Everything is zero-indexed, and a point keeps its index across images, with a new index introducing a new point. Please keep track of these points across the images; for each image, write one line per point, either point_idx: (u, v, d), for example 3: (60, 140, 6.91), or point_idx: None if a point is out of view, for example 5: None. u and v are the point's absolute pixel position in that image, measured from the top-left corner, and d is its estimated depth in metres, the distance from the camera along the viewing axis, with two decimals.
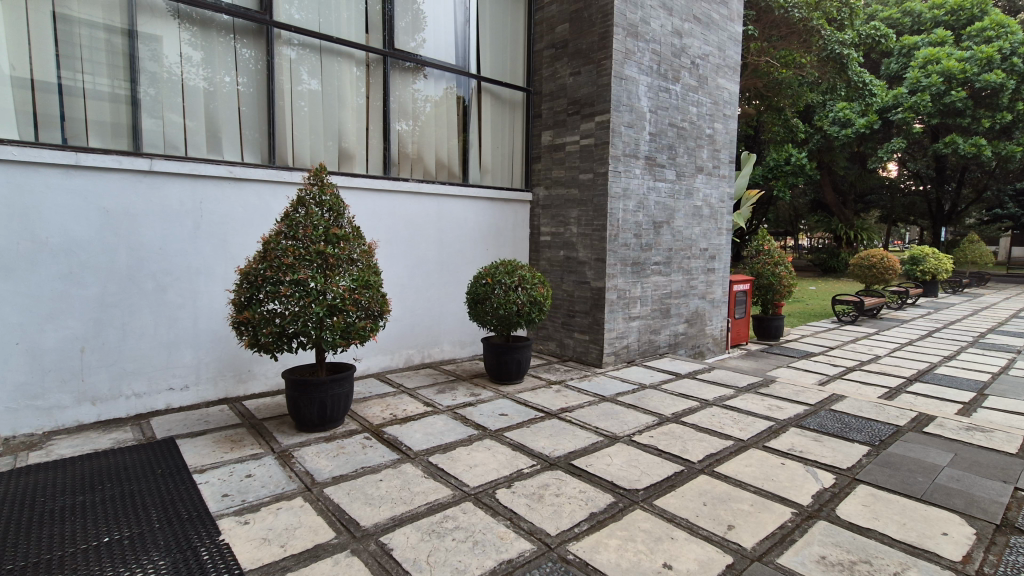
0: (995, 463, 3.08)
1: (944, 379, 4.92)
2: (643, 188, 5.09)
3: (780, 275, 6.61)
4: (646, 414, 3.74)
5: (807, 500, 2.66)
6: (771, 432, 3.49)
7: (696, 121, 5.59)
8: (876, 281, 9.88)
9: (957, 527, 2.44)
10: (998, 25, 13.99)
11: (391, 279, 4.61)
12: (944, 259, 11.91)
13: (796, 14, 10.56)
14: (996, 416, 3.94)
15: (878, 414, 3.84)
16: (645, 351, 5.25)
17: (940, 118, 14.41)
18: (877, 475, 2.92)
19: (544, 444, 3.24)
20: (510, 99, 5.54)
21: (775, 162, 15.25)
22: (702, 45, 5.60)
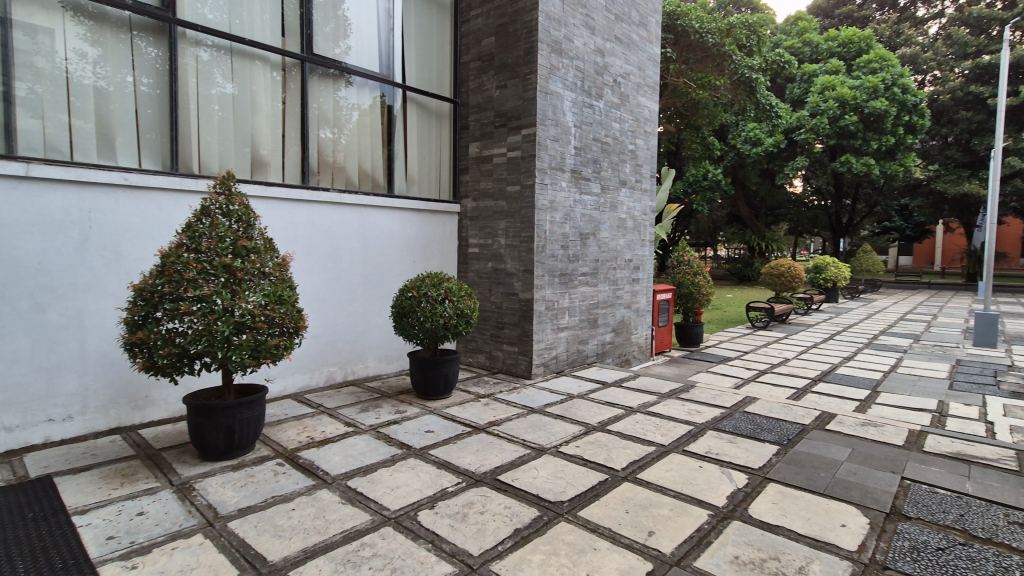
0: (886, 455, 3.35)
1: (843, 378, 5.33)
2: (570, 200, 5.18)
3: (699, 284, 6.95)
4: (573, 425, 3.77)
5: (722, 502, 2.76)
6: (690, 436, 3.61)
7: (618, 136, 5.78)
8: (785, 289, 10.64)
9: (854, 518, 2.61)
10: (881, 59, 15.62)
11: (310, 293, 4.39)
12: (843, 268, 13.03)
13: (711, 39, 11.21)
14: (887, 411, 4.31)
15: (786, 415, 4.08)
16: (573, 360, 5.31)
17: (837, 139, 15.84)
18: (785, 472, 3.09)
19: (469, 460, 3.16)
20: (436, 109, 5.50)
21: (694, 178, 16.11)
22: (623, 64, 5.81)
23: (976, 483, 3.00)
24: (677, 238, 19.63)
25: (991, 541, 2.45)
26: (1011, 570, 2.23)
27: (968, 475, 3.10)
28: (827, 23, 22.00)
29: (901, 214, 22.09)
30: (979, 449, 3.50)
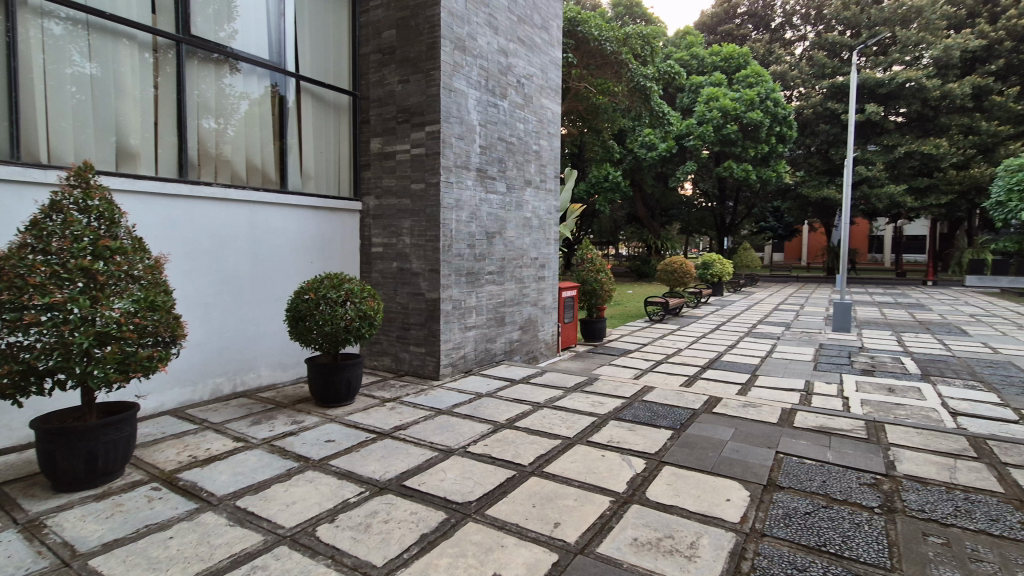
0: (763, 433, 3.70)
1: (728, 365, 5.82)
2: (476, 199, 5.17)
3: (601, 281, 7.25)
4: (481, 423, 3.76)
5: (623, 488, 2.89)
6: (593, 427, 3.75)
7: (523, 137, 5.86)
8: (678, 284, 11.42)
9: (737, 492, 2.85)
10: (757, 75, 17.27)
11: (191, 298, 3.99)
12: (728, 264, 14.22)
13: (608, 47, 11.70)
14: (765, 393, 4.78)
15: (679, 401, 4.37)
16: (482, 359, 5.32)
17: (721, 146, 17.29)
18: (679, 455, 3.30)
19: (373, 468, 3.04)
20: (334, 102, 5.24)
21: (596, 179, 16.82)
22: (526, 66, 5.90)
23: (836, 451, 3.40)
24: (581, 237, 20.39)
25: (847, 501, 2.78)
26: (862, 525, 2.55)
27: (830, 445, 3.51)
28: (711, 39, 23.90)
29: (775, 215, 24.64)
30: (837, 421, 3.98)
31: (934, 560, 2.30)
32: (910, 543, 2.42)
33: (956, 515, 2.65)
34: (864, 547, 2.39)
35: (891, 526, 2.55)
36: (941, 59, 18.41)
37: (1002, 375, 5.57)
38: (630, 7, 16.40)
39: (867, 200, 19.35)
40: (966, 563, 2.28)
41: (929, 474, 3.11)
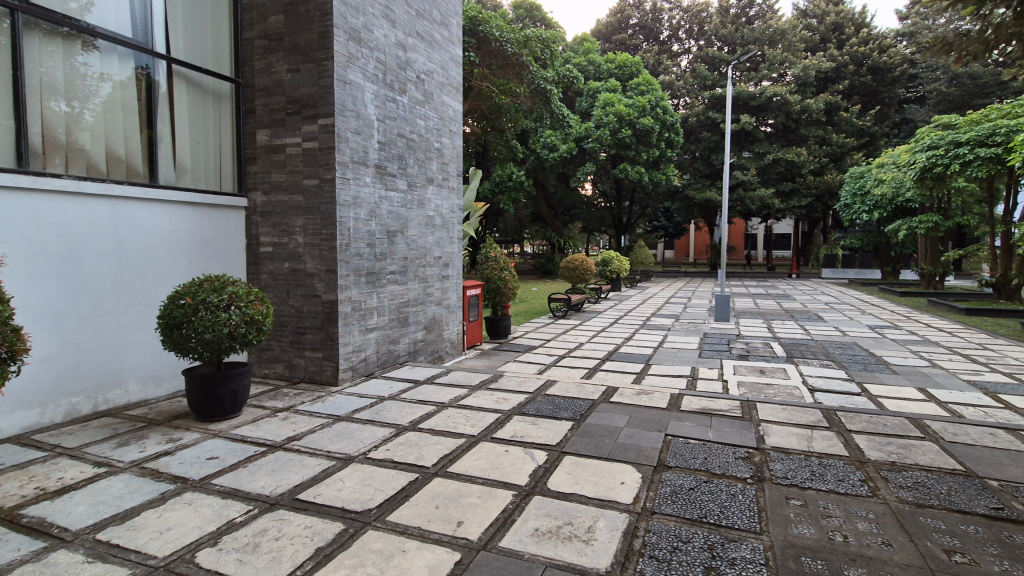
0: (654, 417, 3.96)
1: (625, 356, 6.16)
2: (374, 196, 5.01)
3: (505, 279, 7.34)
4: (382, 428, 3.66)
5: (525, 481, 2.94)
6: (497, 424, 3.79)
7: (423, 134, 5.77)
8: (579, 281, 11.88)
9: (631, 475, 3.03)
10: (648, 83, 18.43)
11: (36, 307, 3.46)
12: (625, 261, 15.04)
13: (508, 48, 11.88)
14: (657, 380, 5.12)
15: (580, 393, 4.55)
16: (384, 362, 5.17)
17: (617, 149, 18.23)
18: (578, 445, 3.44)
19: (263, 483, 2.84)
20: (212, 89, 4.82)
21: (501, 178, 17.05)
22: (426, 62, 5.82)
23: (716, 430, 3.73)
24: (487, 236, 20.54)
25: (725, 474, 3.06)
26: (737, 495, 2.82)
27: (711, 425, 3.84)
28: (606, 47, 25.09)
29: (666, 215, 26.48)
30: (718, 403, 4.36)
31: (794, 520, 2.60)
32: (776, 507, 2.72)
33: (812, 479, 3.02)
34: (738, 515, 2.64)
35: (760, 494, 2.85)
36: (801, 77, 20.82)
37: (849, 354, 6.43)
38: (530, 10, 16.77)
39: (743, 202, 21.42)
40: (819, 520, 2.60)
41: (791, 444, 3.51)
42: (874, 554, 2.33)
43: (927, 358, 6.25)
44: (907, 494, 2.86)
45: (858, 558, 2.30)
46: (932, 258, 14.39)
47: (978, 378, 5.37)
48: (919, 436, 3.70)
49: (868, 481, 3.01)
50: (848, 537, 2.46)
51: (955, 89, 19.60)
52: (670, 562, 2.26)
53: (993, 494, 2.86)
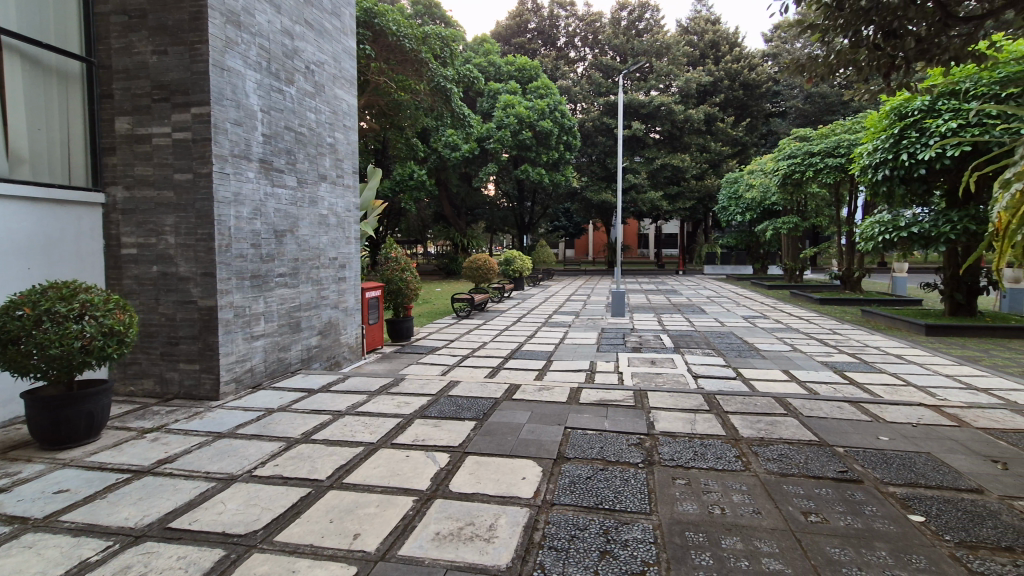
0: (554, 412, 4.08)
1: (528, 354, 6.27)
2: (259, 193, 4.65)
3: (407, 280, 7.17)
4: (271, 442, 3.41)
5: (426, 485, 2.89)
6: (397, 429, 3.68)
7: (314, 128, 5.46)
8: (482, 280, 11.95)
9: (531, 470, 3.09)
10: (546, 87, 19.00)
11: None
12: (527, 260, 15.36)
13: (405, 44, 11.70)
14: (557, 376, 5.28)
15: (483, 392, 4.57)
16: (273, 371, 4.82)
17: (519, 150, 18.57)
18: (480, 444, 3.44)
19: (126, 515, 2.52)
20: (54, 68, 4.15)
21: (401, 177, 17.03)
22: (315, 52, 5.51)
23: (611, 420, 3.91)
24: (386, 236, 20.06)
25: (619, 461, 3.22)
26: (630, 479, 2.99)
27: (607, 415, 4.03)
28: (506, 49, 25.47)
29: (567, 216, 27.48)
30: (613, 394, 4.59)
31: (679, 498, 2.80)
32: (664, 488, 2.91)
33: (695, 458, 3.27)
34: (631, 498, 2.79)
35: (650, 477, 3.04)
36: (684, 89, 22.60)
37: (727, 343, 7.08)
38: (428, 7, 16.58)
39: (636, 203, 22.84)
40: (700, 496, 2.83)
41: (677, 428, 3.78)
42: (746, 522, 2.58)
43: (790, 343, 7.06)
44: (773, 465, 3.20)
45: (733, 528, 2.53)
46: (793, 255, 16.28)
47: (830, 359, 6.15)
48: (783, 413, 4.15)
49: (742, 457, 3.32)
50: (725, 510, 2.69)
51: (809, 106, 22.39)
52: (568, 551, 2.33)
53: (839, 459, 3.29)
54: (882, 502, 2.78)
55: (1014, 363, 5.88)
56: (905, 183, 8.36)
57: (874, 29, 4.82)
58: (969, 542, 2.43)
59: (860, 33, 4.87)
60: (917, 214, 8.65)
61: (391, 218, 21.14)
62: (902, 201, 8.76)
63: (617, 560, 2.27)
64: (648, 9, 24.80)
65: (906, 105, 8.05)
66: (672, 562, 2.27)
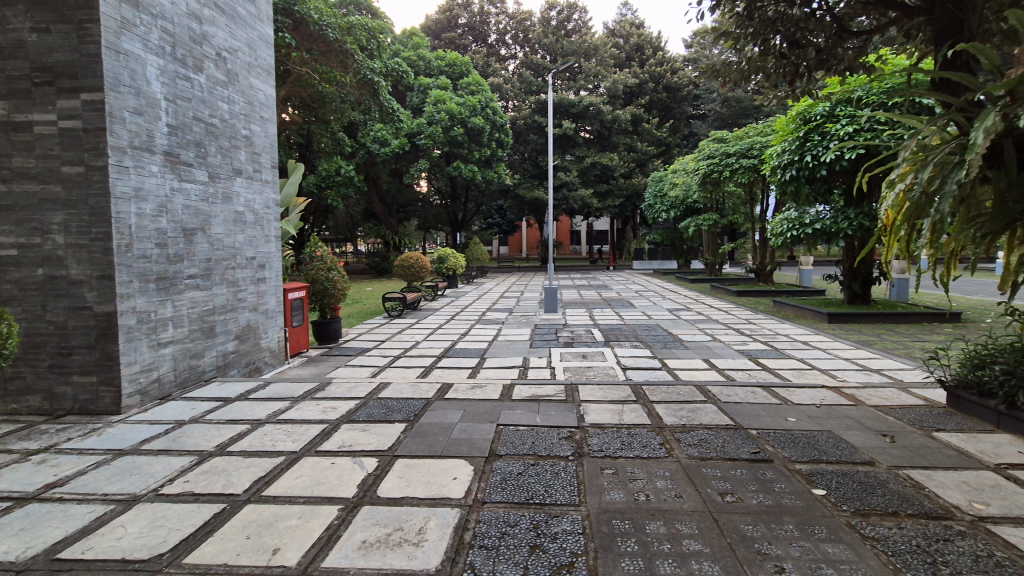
0: (486, 409, 4.07)
1: (461, 352, 6.24)
2: (165, 188, 4.29)
3: (333, 279, 6.90)
4: (182, 456, 3.17)
5: (353, 492, 2.79)
6: (322, 435, 3.53)
7: (227, 119, 5.11)
8: (415, 279, 11.73)
9: (463, 469, 3.06)
10: (477, 84, 18.94)
11: None
12: (461, 258, 15.26)
13: (329, 33, 11.24)
14: (491, 373, 5.28)
15: (414, 393, 4.48)
16: (184, 380, 4.48)
17: (450, 146, 18.41)
18: (411, 446, 3.37)
19: (4, 549, 2.24)
20: None
21: (327, 173, 16.45)
22: (227, 38, 5.15)
23: (542, 415, 3.96)
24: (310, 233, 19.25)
25: (550, 455, 3.27)
26: (560, 473, 3.03)
27: (538, 410, 4.08)
28: (435, 43, 25.10)
29: (500, 213, 27.59)
30: (545, 389, 4.65)
31: (607, 487, 2.88)
32: (592, 478, 2.97)
33: (622, 448, 3.37)
34: (561, 491, 2.83)
35: (580, 469, 3.10)
36: (611, 90, 23.29)
37: (653, 335, 7.38)
38: None
39: (567, 201, 23.33)
40: (626, 484, 2.92)
41: (606, 419, 3.89)
42: (669, 507, 2.69)
43: (711, 333, 7.48)
44: (694, 450, 3.36)
45: (657, 513, 2.63)
46: (713, 250, 17.26)
47: (745, 347, 6.57)
48: (703, 400, 4.38)
49: (665, 444, 3.46)
50: (649, 496, 2.79)
51: (726, 109, 23.77)
52: (498, 548, 2.33)
53: (753, 441, 3.51)
54: (790, 479, 3.00)
55: (900, 345, 6.55)
56: (810, 183, 9.06)
57: (780, 39, 5.18)
58: (862, 509, 2.67)
59: (769, 41, 5.21)
60: (820, 212, 9.39)
61: (317, 216, 20.88)
62: (807, 200, 9.48)
63: (547, 553, 2.30)
64: (576, 10, 25.32)
65: (810, 111, 8.71)
66: (600, 550, 2.32)
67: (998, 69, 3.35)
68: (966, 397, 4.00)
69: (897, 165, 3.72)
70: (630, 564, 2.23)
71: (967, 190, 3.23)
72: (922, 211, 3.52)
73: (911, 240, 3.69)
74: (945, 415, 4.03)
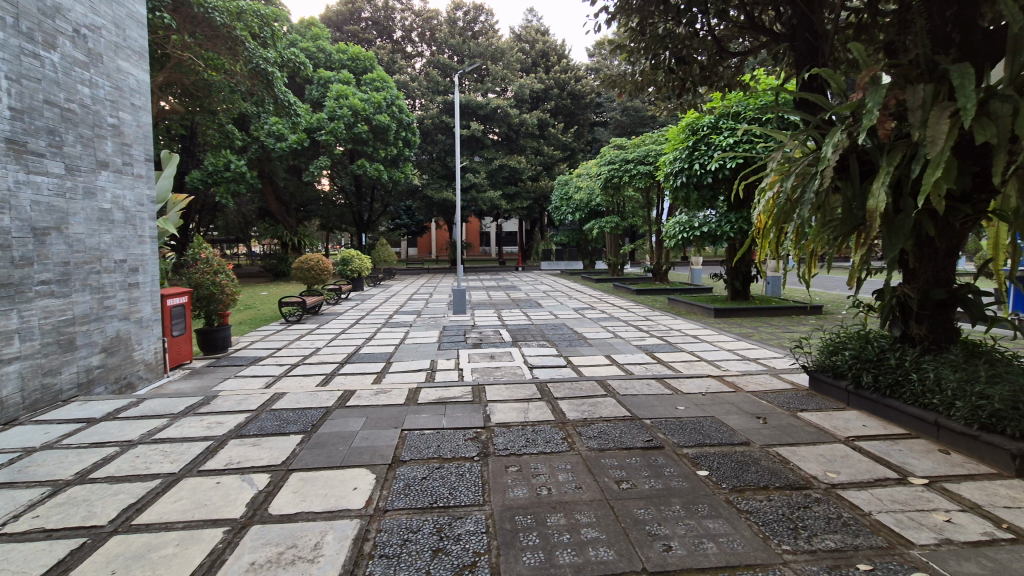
0: (391, 415, 3.98)
1: (366, 357, 6.05)
2: (6, 181, 3.72)
3: (221, 283, 6.38)
4: (31, 488, 2.77)
5: (241, 512, 2.59)
6: (206, 453, 3.25)
7: (89, 105, 4.54)
8: (315, 282, 11.11)
9: (364, 479, 2.95)
10: (382, 80, 18.43)
11: None
12: (366, 259, 14.72)
13: (216, 18, 10.37)
14: (396, 377, 5.17)
15: (312, 402, 4.27)
16: (36, 401, 3.92)
17: (353, 144, 17.75)
18: (307, 458, 3.20)
19: None
20: None
21: (214, 168, 15.19)
22: (88, 13, 4.57)
23: (448, 417, 3.94)
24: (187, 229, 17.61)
25: (455, 457, 3.26)
26: (465, 474, 3.04)
27: (444, 413, 4.06)
28: (337, 36, 24.11)
29: (408, 214, 27.07)
30: (451, 391, 4.63)
31: (511, 485, 2.92)
32: (496, 477, 3.01)
33: (526, 445, 3.45)
34: (465, 492, 2.84)
35: (484, 468, 3.12)
36: (519, 94, 23.74)
37: (559, 333, 7.62)
38: None
39: (476, 202, 23.45)
40: (530, 480, 2.99)
41: (511, 418, 3.96)
42: (569, 498, 2.79)
43: (611, 331, 7.87)
44: (594, 442, 3.51)
45: (557, 505, 2.72)
46: (615, 251, 18.18)
47: (642, 342, 6.99)
48: (603, 394, 4.59)
49: (567, 438, 3.59)
50: (551, 490, 2.88)
51: (626, 118, 25.16)
52: (399, 556, 2.27)
53: (647, 430, 3.74)
54: (677, 463, 3.23)
55: (773, 336, 7.31)
56: (698, 190, 9.83)
57: (668, 55, 5.58)
58: (738, 486, 2.94)
59: (659, 57, 5.60)
60: (707, 215, 10.23)
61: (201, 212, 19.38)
62: (696, 205, 10.28)
63: (449, 556, 2.29)
64: (482, 12, 25.50)
65: (697, 122, 9.46)
66: (502, 548, 2.35)
67: (845, 93, 3.84)
68: (825, 379, 4.55)
69: (767, 174, 4.16)
70: (531, 557, 2.28)
71: (821, 198, 3.68)
72: (787, 215, 3.97)
73: (779, 241, 4.14)
74: (806, 396, 4.56)
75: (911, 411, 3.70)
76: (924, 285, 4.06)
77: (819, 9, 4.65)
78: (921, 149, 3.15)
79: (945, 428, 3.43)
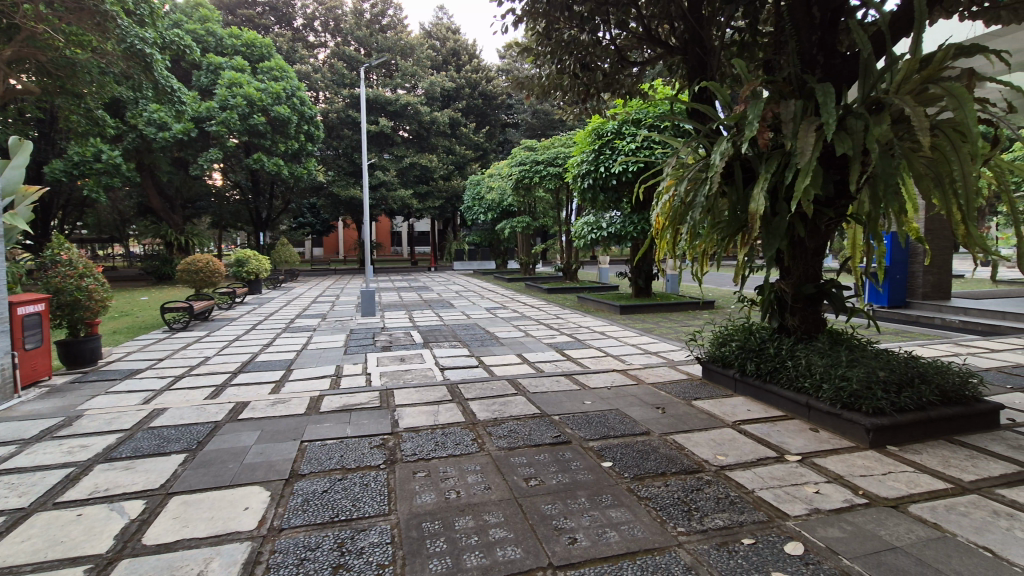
0: (289, 426, 3.73)
1: (263, 365, 5.64)
2: None
3: (87, 289, 5.64)
4: None
5: (108, 546, 2.30)
6: (65, 482, 2.85)
7: None
8: (204, 285, 10.17)
9: (257, 497, 2.74)
10: (281, 70, 17.35)
11: None
12: (264, 260, 13.78)
13: None
14: (297, 385, 4.86)
15: (198, 417, 3.90)
16: None
17: (249, 136, 16.51)
18: (191, 479, 2.91)
19: None
20: None
21: (80, 158, 13.58)
22: None
23: (353, 425, 3.77)
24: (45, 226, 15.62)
25: (359, 467, 3.12)
26: (369, 484, 2.91)
27: (349, 421, 3.87)
28: (229, 19, 22.38)
29: (312, 212, 25.72)
30: (357, 398, 4.44)
31: (418, 491, 2.85)
32: (403, 484, 2.92)
33: (434, 449, 3.38)
34: (369, 502, 2.72)
35: (390, 475, 3.02)
36: (429, 91, 23.41)
37: (470, 334, 7.59)
38: None
39: (386, 201, 22.82)
40: (438, 484, 2.93)
41: (420, 422, 3.87)
42: (477, 499, 2.77)
43: (522, 329, 7.99)
44: (503, 442, 3.53)
45: (466, 508, 2.69)
46: (526, 251, 18.50)
47: (552, 340, 7.15)
48: (513, 393, 4.63)
49: (478, 439, 3.57)
50: (460, 492, 2.84)
51: (536, 120, 25.70)
52: None
53: (554, 426, 3.82)
54: (583, 456, 3.33)
55: (671, 331, 7.79)
56: (603, 192, 10.15)
57: (573, 61, 5.76)
58: (639, 474, 3.08)
59: (563, 62, 5.76)
60: (612, 217, 10.71)
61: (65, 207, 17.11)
62: (602, 206, 10.73)
63: (351, 571, 2.18)
64: (390, 6, 24.86)
65: (602, 127, 9.90)
66: (407, 557, 2.28)
67: (730, 104, 4.15)
68: (716, 370, 4.91)
69: (664, 178, 4.40)
70: (438, 564, 2.23)
71: (710, 202, 3.95)
72: (681, 217, 4.23)
73: (674, 241, 4.39)
74: (700, 386, 4.90)
75: (788, 396, 4.08)
76: (797, 281, 4.48)
77: (708, 26, 5.03)
78: (792, 159, 3.48)
79: (815, 409, 3.82)
